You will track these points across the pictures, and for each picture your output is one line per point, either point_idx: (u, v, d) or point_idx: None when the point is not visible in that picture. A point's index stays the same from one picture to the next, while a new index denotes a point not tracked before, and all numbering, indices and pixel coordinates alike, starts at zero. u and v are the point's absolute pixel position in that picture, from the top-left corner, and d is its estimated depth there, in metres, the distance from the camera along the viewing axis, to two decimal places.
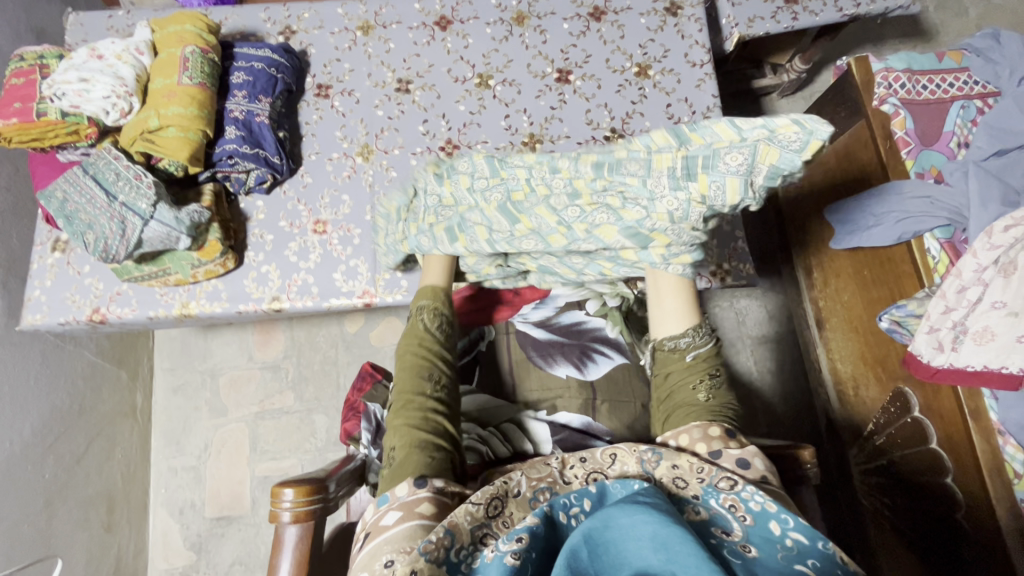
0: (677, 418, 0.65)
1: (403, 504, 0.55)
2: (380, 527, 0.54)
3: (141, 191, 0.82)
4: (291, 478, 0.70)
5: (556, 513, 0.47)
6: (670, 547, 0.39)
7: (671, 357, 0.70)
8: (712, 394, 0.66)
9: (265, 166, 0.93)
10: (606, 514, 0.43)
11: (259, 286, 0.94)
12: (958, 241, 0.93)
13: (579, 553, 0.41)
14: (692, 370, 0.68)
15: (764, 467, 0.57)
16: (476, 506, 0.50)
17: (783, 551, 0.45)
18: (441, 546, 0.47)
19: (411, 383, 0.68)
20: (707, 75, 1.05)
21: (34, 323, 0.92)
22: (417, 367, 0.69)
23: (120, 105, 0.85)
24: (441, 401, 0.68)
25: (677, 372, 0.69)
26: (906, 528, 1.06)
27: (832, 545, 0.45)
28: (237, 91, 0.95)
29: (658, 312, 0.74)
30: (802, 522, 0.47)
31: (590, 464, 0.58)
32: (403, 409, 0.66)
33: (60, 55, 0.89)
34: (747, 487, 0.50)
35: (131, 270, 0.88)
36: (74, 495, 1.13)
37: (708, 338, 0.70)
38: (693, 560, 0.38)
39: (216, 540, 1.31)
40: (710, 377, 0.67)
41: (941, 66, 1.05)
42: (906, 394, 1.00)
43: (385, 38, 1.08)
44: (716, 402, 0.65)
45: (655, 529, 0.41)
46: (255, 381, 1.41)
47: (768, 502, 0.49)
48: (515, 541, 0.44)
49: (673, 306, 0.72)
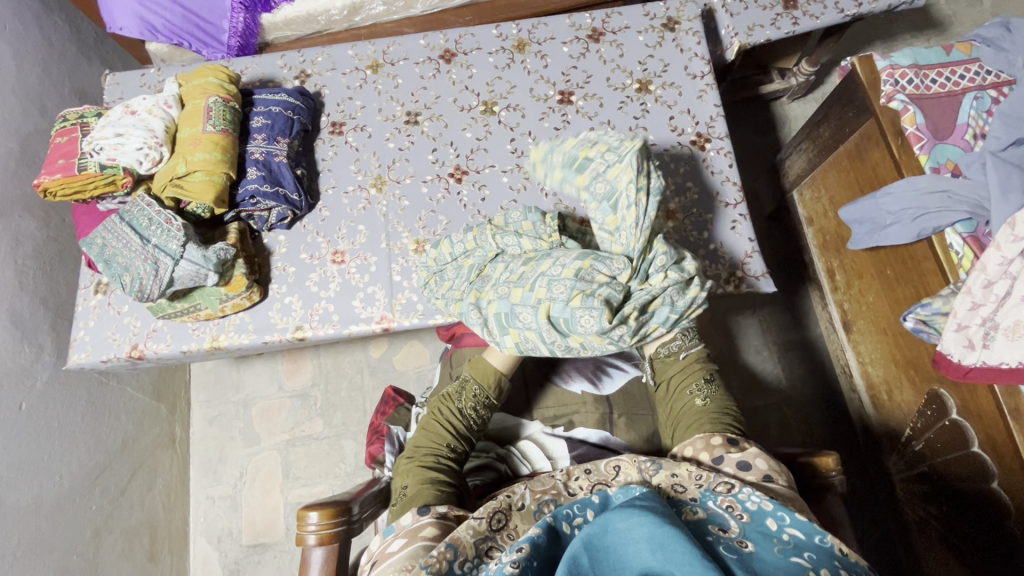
0: (684, 423, 0.70)
1: (407, 531, 0.57)
2: (386, 554, 0.56)
3: (171, 234, 0.88)
4: (317, 500, 0.72)
5: (559, 523, 0.49)
6: (666, 547, 0.41)
7: (668, 368, 0.77)
8: (708, 398, 0.72)
9: (284, 203, 0.98)
10: (605, 519, 0.45)
11: (283, 316, 0.99)
12: (982, 235, 0.89)
13: (580, 559, 0.43)
14: (687, 376, 0.75)
15: (768, 467, 0.57)
16: (478, 520, 0.53)
17: (779, 544, 0.45)
18: (444, 559, 0.49)
19: (432, 439, 0.73)
20: (708, 86, 1.07)
21: (79, 361, 0.98)
22: (441, 425, 0.74)
23: (151, 155, 0.92)
24: (455, 456, 0.72)
25: (676, 380, 0.76)
26: (956, 539, 1.00)
27: (829, 539, 0.45)
28: (257, 134, 1.01)
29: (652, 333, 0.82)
30: (799, 518, 0.47)
31: (595, 475, 0.59)
32: (421, 457, 0.71)
33: (98, 113, 0.97)
34: (742, 490, 0.51)
35: (164, 307, 0.94)
36: (119, 525, 1.18)
37: (696, 343, 0.78)
38: (686, 557, 0.40)
39: (253, 567, 1.34)
40: (703, 383, 0.73)
41: (950, 58, 1.03)
42: (941, 396, 0.96)
43: (394, 74, 1.13)
44: (713, 403, 0.71)
45: (651, 530, 0.42)
46: (286, 409, 1.45)
47: (764, 501, 0.49)
48: (516, 551, 0.45)
49: None
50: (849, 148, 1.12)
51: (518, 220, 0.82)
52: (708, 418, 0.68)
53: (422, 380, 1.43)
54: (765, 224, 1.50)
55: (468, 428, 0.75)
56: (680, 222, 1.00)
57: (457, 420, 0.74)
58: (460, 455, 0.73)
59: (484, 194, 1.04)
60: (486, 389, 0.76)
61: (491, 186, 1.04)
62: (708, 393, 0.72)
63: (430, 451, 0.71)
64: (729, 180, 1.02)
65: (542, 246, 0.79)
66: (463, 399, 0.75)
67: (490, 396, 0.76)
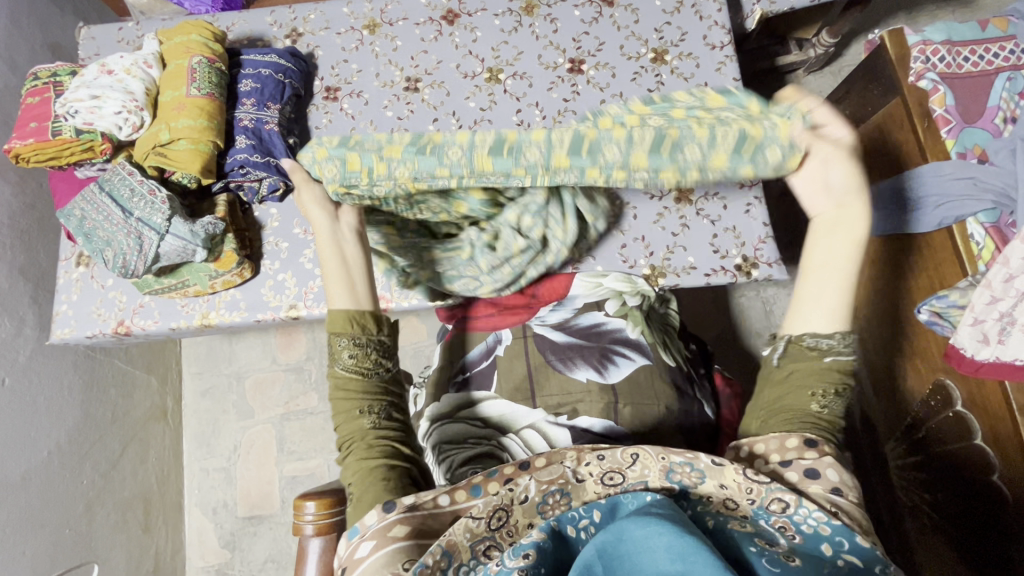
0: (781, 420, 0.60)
1: (374, 533, 0.52)
2: (355, 560, 0.52)
3: (155, 206, 0.83)
4: (314, 489, 0.71)
5: (564, 527, 0.47)
6: (686, 558, 0.38)
7: (806, 356, 0.60)
8: (829, 407, 0.60)
9: (276, 174, 0.92)
10: (619, 527, 0.43)
11: (276, 294, 0.95)
12: (1005, 224, 0.86)
13: (593, 568, 0.41)
14: (824, 375, 0.60)
15: (838, 480, 0.53)
16: (476, 522, 0.49)
17: (835, 568, 0.44)
18: (438, 568, 0.47)
19: (346, 418, 0.62)
20: (728, 57, 1.00)
21: (63, 337, 0.94)
22: (346, 400, 0.62)
23: (132, 120, 0.85)
24: (382, 424, 0.62)
25: (803, 373, 0.60)
26: (947, 526, 1.01)
27: (891, 569, 0.45)
28: (246, 99, 0.94)
29: (808, 304, 0.62)
30: (858, 544, 0.46)
31: (607, 462, 0.52)
32: (348, 446, 0.61)
33: (73, 71, 0.90)
34: (799, 509, 0.49)
35: (151, 283, 0.89)
36: (111, 498, 1.17)
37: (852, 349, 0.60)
38: (709, 570, 0.37)
39: (249, 538, 1.35)
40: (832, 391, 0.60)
41: (985, 35, 0.96)
42: (947, 387, 0.95)
43: (392, 35, 1.05)
44: (829, 416, 0.59)
45: (670, 539, 0.40)
46: (280, 383, 1.42)
47: (821, 524, 0.48)
48: (522, 557, 0.43)
49: (833, 300, 0.60)
50: (870, 128, 1.07)
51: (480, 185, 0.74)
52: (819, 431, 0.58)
53: (419, 357, 1.41)
54: (774, 204, 1.46)
55: (373, 386, 0.63)
56: (692, 204, 0.97)
57: (356, 384, 0.63)
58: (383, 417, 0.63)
59: None
60: (361, 334, 0.64)
61: None
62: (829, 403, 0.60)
63: (356, 436, 0.60)
64: None
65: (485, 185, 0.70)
66: (347, 361, 0.63)
67: (372, 340, 0.64)
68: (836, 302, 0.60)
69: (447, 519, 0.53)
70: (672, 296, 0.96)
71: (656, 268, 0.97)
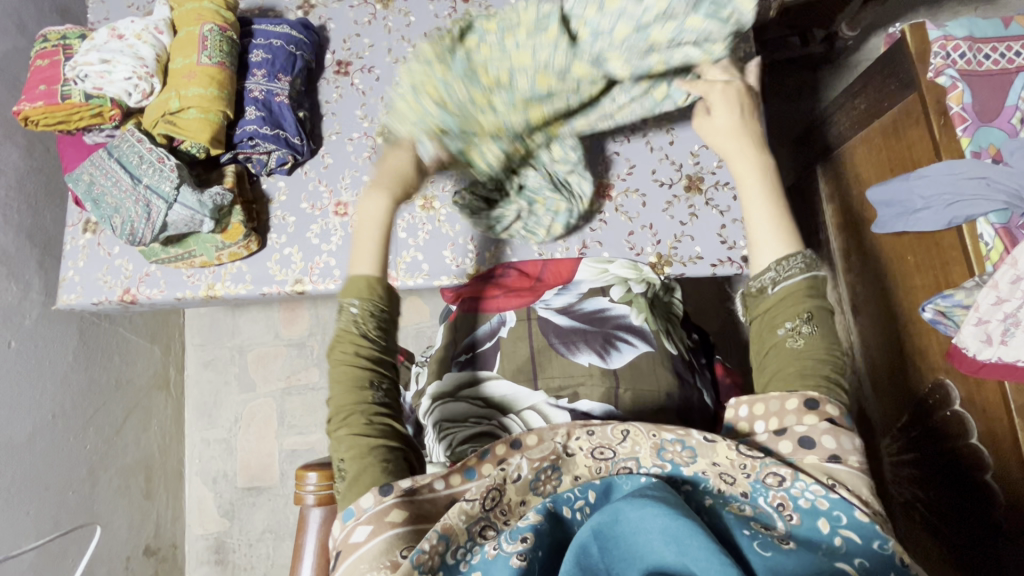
0: (783, 365, 0.59)
1: (370, 517, 0.52)
2: (351, 544, 0.51)
3: (164, 174, 0.83)
4: (314, 461, 0.71)
5: (559, 508, 0.47)
6: (681, 540, 0.39)
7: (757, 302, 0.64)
8: (803, 339, 0.59)
9: (285, 147, 0.92)
10: (615, 508, 0.43)
11: (282, 268, 0.95)
12: (1015, 226, 0.86)
13: (589, 548, 0.41)
14: (778, 314, 0.61)
15: None
16: (471, 503, 0.48)
17: (827, 550, 0.44)
18: (436, 553, 0.45)
19: (350, 389, 0.63)
20: (745, 46, 0.99)
21: (69, 303, 0.95)
22: (354, 374, 0.64)
23: (141, 86, 0.84)
24: (385, 404, 0.64)
25: (761, 321, 0.63)
26: (939, 523, 1.02)
27: (890, 546, 0.44)
28: (257, 70, 0.93)
29: (756, 239, 0.67)
30: (856, 519, 0.46)
31: (597, 438, 0.52)
32: (346, 419, 0.62)
33: (82, 34, 0.89)
34: (796, 483, 0.48)
35: (158, 252, 0.90)
36: (114, 464, 1.18)
37: (796, 270, 0.62)
38: (704, 553, 0.38)
39: (249, 508, 1.37)
40: (805, 317, 0.60)
41: (1007, 33, 0.95)
42: (946, 386, 0.96)
43: (405, 10, 1.03)
44: (806, 350, 0.59)
45: (666, 522, 0.40)
46: (282, 357, 1.43)
47: (821, 497, 0.47)
48: (520, 541, 0.44)
49: (767, 233, 0.66)
50: (884, 123, 1.06)
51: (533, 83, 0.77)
52: (801, 373, 0.58)
53: (422, 337, 1.41)
54: (782, 197, 1.45)
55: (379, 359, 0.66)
56: (701, 193, 0.97)
57: (365, 355, 0.65)
58: (383, 393, 0.65)
59: None
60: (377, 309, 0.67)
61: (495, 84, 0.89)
62: (812, 329, 0.59)
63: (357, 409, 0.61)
64: None
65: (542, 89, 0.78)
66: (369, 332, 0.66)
67: (382, 311, 0.67)
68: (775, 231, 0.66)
69: (443, 501, 0.53)
70: (677, 285, 0.95)
71: (662, 256, 0.97)
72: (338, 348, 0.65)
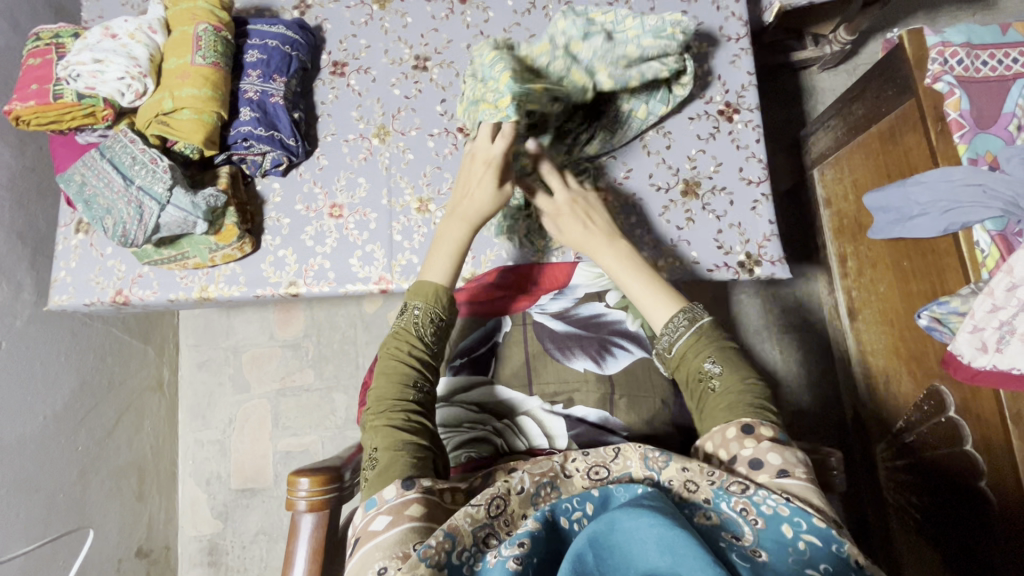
0: (708, 411, 0.60)
1: (392, 507, 0.51)
2: (369, 532, 0.51)
3: (156, 175, 0.82)
4: (308, 466, 0.71)
5: (557, 517, 0.47)
6: (676, 550, 0.38)
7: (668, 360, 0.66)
8: (716, 381, 0.61)
9: (280, 149, 0.91)
10: (611, 517, 0.43)
11: (276, 270, 0.94)
12: (1012, 233, 0.85)
13: (584, 557, 0.40)
14: (685, 366, 0.64)
15: None
16: (476, 507, 0.48)
17: (794, 555, 0.44)
18: (442, 550, 0.45)
19: (396, 383, 0.65)
20: (743, 51, 0.99)
21: (60, 303, 0.94)
22: (403, 369, 0.66)
23: (135, 86, 0.84)
24: (422, 406, 0.65)
25: (678, 374, 0.65)
26: (933, 529, 1.02)
27: (847, 549, 0.44)
28: (251, 70, 0.92)
29: (646, 307, 0.70)
30: (816, 524, 0.45)
31: (592, 458, 0.55)
32: (387, 412, 0.62)
33: (75, 33, 0.88)
34: (758, 491, 0.48)
35: (150, 253, 0.89)
36: (106, 465, 1.17)
37: (685, 324, 0.65)
38: (698, 563, 0.37)
39: (242, 510, 1.36)
40: (709, 364, 0.62)
41: (1004, 39, 0.95)
42: (941, 393, 0.96)
43: (402, 11, 1.03)
44: (724, 390, 0.60)
45: (661, 532, 0.40)
46: (277, 358, 1.43)
47: (781, 506, 0.47)
48: (516, 545, 0.43)
49: (650, 301, 0.69)
50: (881, 129, 1.06)
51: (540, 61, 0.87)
52: (729, 408, 0.58)
53: None
54: (779, 202, 1.45)
55: (427, 362, 0.68)
56: (698, 198, 0.95)
57: (416, 354, 0.67)
58: (425, 398, 0.66)
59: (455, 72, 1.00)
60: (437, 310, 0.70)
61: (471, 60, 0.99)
62: (721, 368, 0.61)
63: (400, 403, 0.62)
64: (754, 155, 0.96)
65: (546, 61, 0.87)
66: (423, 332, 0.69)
67: (444, 316, 0.70)
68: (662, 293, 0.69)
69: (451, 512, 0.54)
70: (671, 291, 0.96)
71: None
72: (391, 345, 0.68)
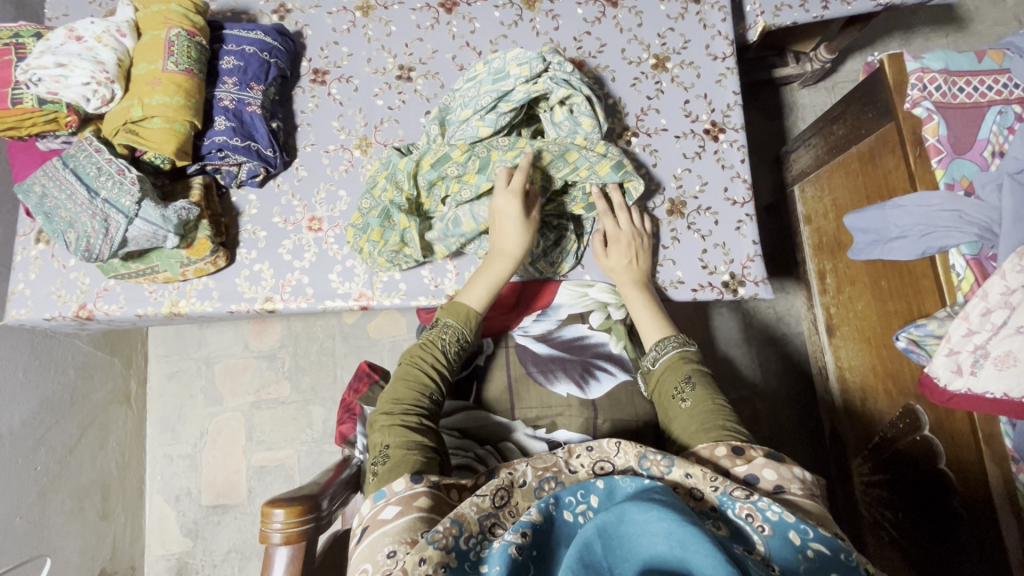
0: (681, 427, 0.65)
1: (400, 498, 0.53)
2: (378, 521, 0.52)
3: (124, 187, 0.78)
4: (281, 496, 0.68)
5: (560, 511, 0.46)
6: (687, 546, 0.37)
7: (652, 377, 0.74)
8: (688, 399, 0.67)
9: (256, 160, 0.88)
10: (622, 508, 0.41)
11: (252, 285, 0.91)
12: (986, 258, 0.87)
13: (592, 546, 0.39)
14: (665, 383, 0.71)
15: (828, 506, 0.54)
16: (482, 497, 0.49)
17: (806, 563, 0.43)
18: (450, 534, 0.46)
19: (414, 390, 0.69)
20: (729, 70, 0.99)
21: (19, 318, 0.89)
22: (423, 378, 0.71)
23: (101, 92, 0.79)
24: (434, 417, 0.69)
25: (659, 390, 0.72)
26: (905, 543, 1.04)
27: (856, 557, 0.43)
28: (227, 77, 0.88)
29: (642, 324, 0.81)
30: (823, 532, 0.45)
31: (597, 453, 0.55)
32: (401, 414, 0.66)
33: (37, 32, 0.83)
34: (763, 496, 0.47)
35: (116, 268, 0.84)
36: (67, 485, 1.11)
37: (670, 347, 0.74)
38: (710, 561, 0.36)
39: (213, 527, 1.31)
40: (683, 382, 0.69)
41: (980, 67, 0.97)
42: (916, 412, 0.97)
43: (386, 19, 1.00)
44: (695, 406, 0.66)
45: (672, 527, 0.38)
46: (251, 370, 1.38)
47: (786, 512, 0.46)
48: (519, 533, 0.43)
49: (647, 319, 0.80)
50: (861, 151, 1.08)
51: (492, 72, 0.84)
52: (699, 422, 0.63)
53: (398, 350, 1.37)
54: (761, 216, 1.47)
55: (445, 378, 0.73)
56: (684, 217, 0.95)
57: (436, 368, 0.73)
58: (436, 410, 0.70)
59: (440, 82, 0.98)
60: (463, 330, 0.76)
61: (444, 74, 0.98)
62: (691, 388, 0.68)
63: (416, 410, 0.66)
64: (739, 174, 0.96)
65: (496, 71, 0.84)
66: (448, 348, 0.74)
67: (469, 338, 0.77)
68: (654, 319, 0.80)
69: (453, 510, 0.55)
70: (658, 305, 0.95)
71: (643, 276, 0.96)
72: (417, 352, 0.73)
